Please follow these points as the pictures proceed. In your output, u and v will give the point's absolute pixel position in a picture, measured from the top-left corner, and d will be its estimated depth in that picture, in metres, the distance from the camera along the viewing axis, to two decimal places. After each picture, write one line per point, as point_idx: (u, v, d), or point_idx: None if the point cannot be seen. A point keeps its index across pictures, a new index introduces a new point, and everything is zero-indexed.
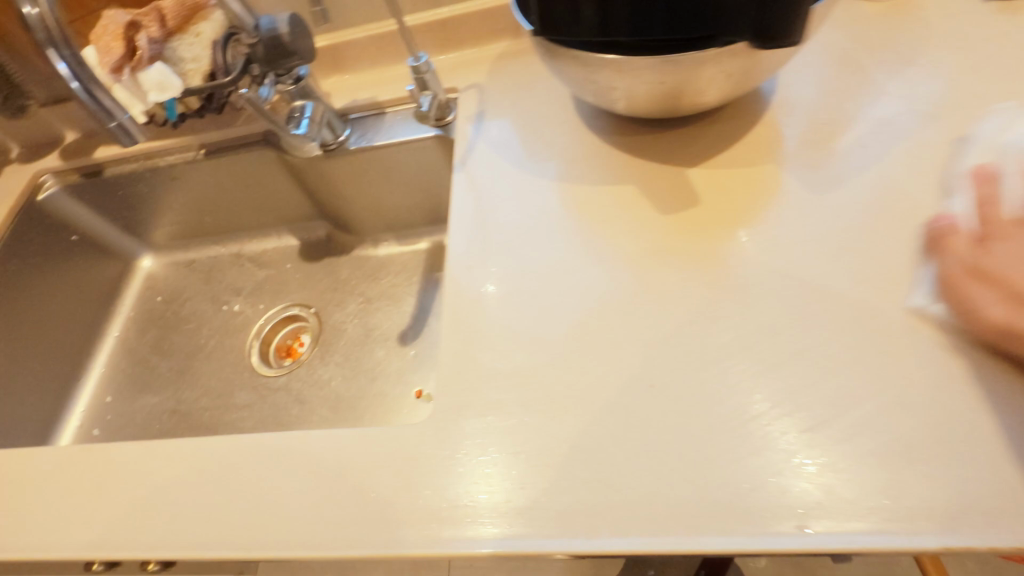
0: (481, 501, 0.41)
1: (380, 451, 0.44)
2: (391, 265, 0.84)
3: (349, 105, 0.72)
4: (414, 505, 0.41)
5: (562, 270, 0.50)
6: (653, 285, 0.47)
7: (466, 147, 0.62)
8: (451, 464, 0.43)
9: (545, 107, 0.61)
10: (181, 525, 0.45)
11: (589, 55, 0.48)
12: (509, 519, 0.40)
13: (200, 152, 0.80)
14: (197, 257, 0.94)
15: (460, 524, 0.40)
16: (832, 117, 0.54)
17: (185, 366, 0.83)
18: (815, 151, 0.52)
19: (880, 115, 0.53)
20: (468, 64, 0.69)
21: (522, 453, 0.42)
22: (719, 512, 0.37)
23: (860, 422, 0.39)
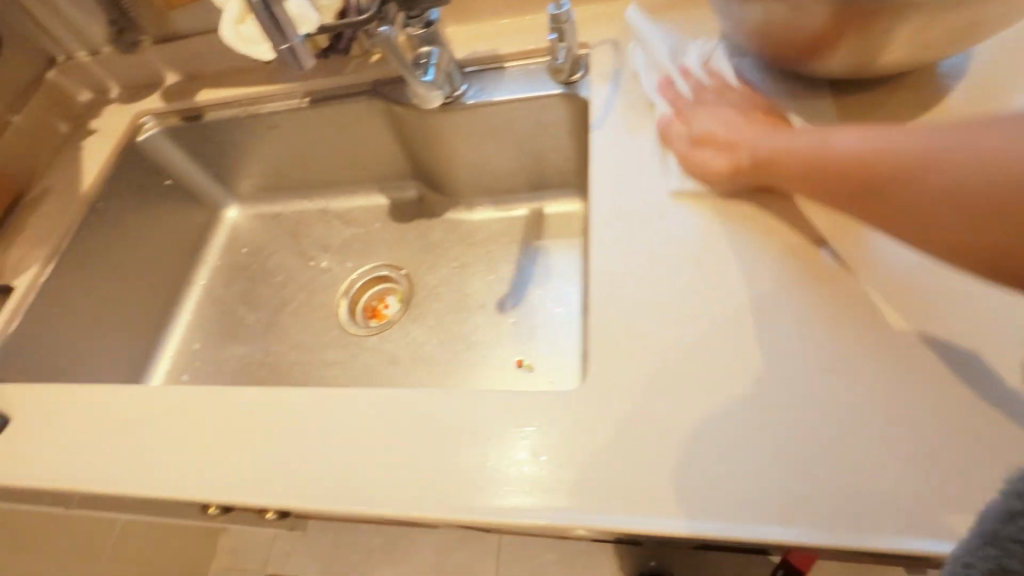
0: (518, 473, 0.42)
1: (430, 417, 0.47)
2: (486, 231, 0.81)
3: (468, 57, 0.68)
4: (453, 469, 0.44)
5: (661, 250, 0.50)
6: (716, 277, 0.47)
7: (604, 105, 0.59)
8: (494, 435, 0.44)
9: (694, 66, 0.57)
10: (272, 471, 0.47)
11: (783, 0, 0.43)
12: (543, 493, 0.41)
13: (305, 100, 0.77)
14: (282, 211, 0.92)
15: (498, 492, 0.42)
16: None
17: (273, 319, 0.82)
18: None
19: None
20: (599, 19, 0.65)
21: (565, 431, 0.43)
22: (753, 505, 0.38)
23: (896, 431, 0.39)
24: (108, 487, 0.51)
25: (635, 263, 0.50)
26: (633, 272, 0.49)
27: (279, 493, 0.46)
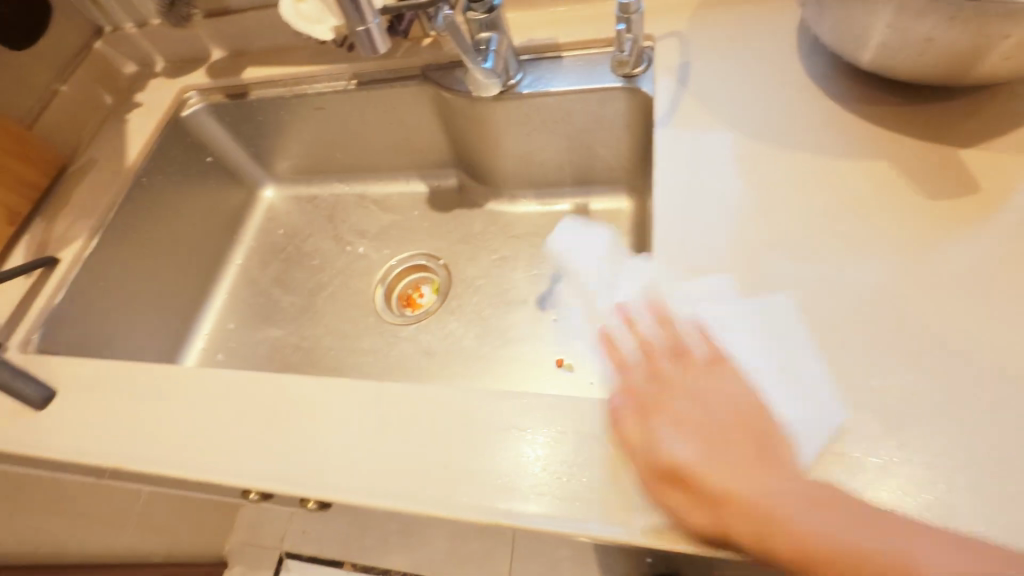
0: (531, 478, 0.42)
1: (450, 417, 0.46)
2: (528, 225, 0.79)
3: (525, 44, 0.66)
4: (470, 469, 0.43)
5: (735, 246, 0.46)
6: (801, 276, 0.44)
7: (668, 100, 0.56)
8: (511, 439, 0.44)
9: (768, 64, 0.55)
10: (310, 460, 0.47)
11: None
12: (557, 502, 0.41)
13: (352, 82, 0.76)
14: (320, 194, 0.91)
15: (513, 497, 0.42)
16: None
17: (309, 303, 0.81)
18: None
19: None
20: (665, 9, 0.63)
21: (582, 438, 0.43)
22: None
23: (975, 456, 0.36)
24: (149, 467, 0.50)
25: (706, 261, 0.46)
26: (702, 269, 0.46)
27: (320, 485, 0.45)
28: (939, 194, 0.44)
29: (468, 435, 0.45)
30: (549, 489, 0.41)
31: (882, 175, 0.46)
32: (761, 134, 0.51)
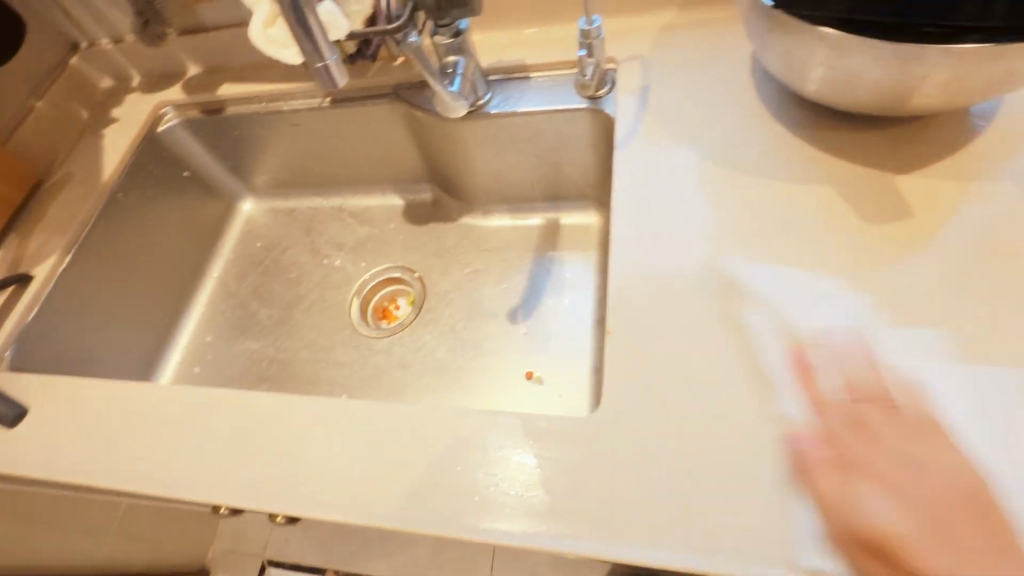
0: (514, 495, 0.43)
1: (434, 434, 0.47)
2: (501, 239, 0.80)
3: (493, 65, 0.68)
4: (453, 487, 0.44)
5: (694, 268, 0.48)
6: (754, 298, 0.46)
7: (629, 122, 0.58)
8: (498, 456, 0.45)
9: (720, 90, 0.57)
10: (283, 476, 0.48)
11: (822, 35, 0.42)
12: (539, 517, 0.41)
13: (326, 99, 0.77)
14: (297, 206, 0.92)
15: (495, 513, 0.42)
16: None
17: (285, 316, 0.82)
18: None
19: None
20: (627, 33, 0.65)
21: (567, 456, 0.43)
22: (753, 542, 0.38)
23: None
24: (120, 485, 0.51)
25: (655, 280, 0.49)
26: (650, 288, 0.49)
27: (290, 501, 0.47)
28: (875, 219, 0.47)
29: (453, 452, 0.46)
30: (521, 505, 0.42)
31: (825, 199, 0.49)
32: (714, 156, 0.54)
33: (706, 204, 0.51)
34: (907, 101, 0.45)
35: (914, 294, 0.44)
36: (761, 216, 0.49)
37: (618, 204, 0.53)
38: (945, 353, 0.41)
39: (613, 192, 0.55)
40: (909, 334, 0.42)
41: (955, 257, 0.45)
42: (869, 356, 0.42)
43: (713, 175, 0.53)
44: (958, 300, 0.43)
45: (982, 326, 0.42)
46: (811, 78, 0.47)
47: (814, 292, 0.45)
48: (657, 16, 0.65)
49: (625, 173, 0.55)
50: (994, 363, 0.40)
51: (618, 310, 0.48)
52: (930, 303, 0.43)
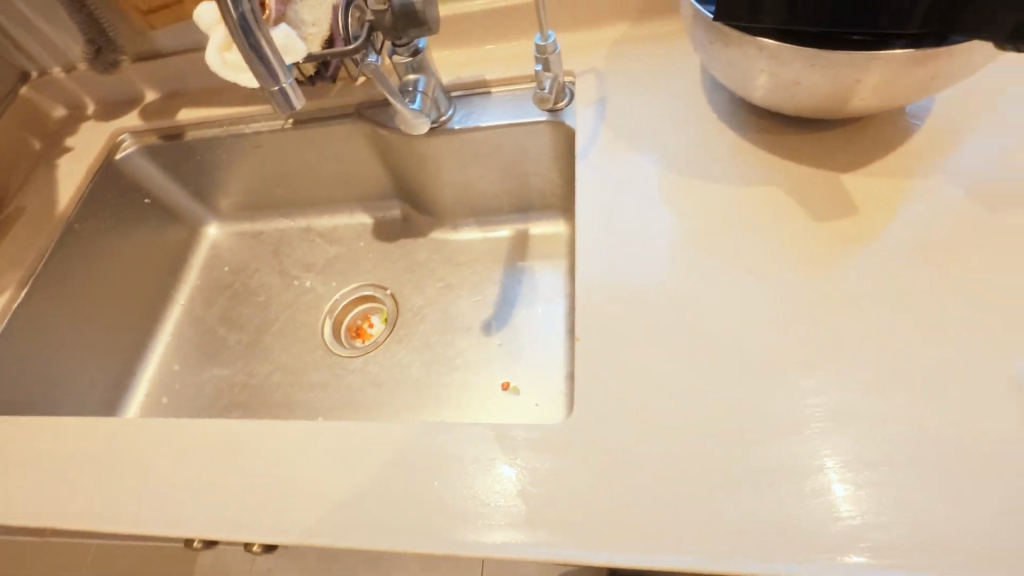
0: (499, 507, 0.43)
1: (415, 450, 0.47)
2: (472, 252, 0.81)
3: (453, 82, 0.69)
4: (436, 503, 0.44)
5: (663, 273, 0.50)
6: (720, 298, 0.48)
7: (589, 133, 0.59)
8: (481, 468, 0.45)
9: (673, 99, 0.59)
10: (258, 504, 0.47)
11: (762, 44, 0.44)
12: (526, 528, 0.42)
13: (288, 121, 0.77)
14: (264, 229, 0.91)
15: (480, 527, 0.42)
16: (1003, 145, 0.50)
17: (255, 340, 0.81)
18: (988, 181, 0.49)
19: None
20: (582, 47, 0.67)
21: (550, 464, 0.44)
22: (736, 538, 0.38)
23: (893, 458, 0.39)
24: (86, 525, 0.49)
25: (617, 286, 0.50)
26: (615, 293, 0.50)
27: (267, 529, 0.46)
28: (826, 216, 0.50)
29: (435, 468, 0.45)
30: (507, 516, 0.42)
31: (779, 200, 0.51)
32: (671, 162, 0.56)
33: (665, 209, 0.53)
34: (844, 104, 0.47)
35: (868, 287, 0.46)
36: (721, 220, 0.51)
37: (582, 212, 0.55)
38: (903, 342, 0.43)
39: (579, 202, 0.56)
40: (868, 327, 0.44)
41: (902, 251, 0.47)
42: (831, 349, 0.44)
43: (672, 181, 0.54)
44: (907, 289, 0.45)
45: (932, 314, 0.44)
46: (756, 85, 0.49)
47: (775, 289, 0.47)
48: (611, 29, 0.67)
49: (589, 184, 0.56)
50: (943, 347, 0.43)
51: (584, 316, 0.49)
52: (885, 295, 0.45)
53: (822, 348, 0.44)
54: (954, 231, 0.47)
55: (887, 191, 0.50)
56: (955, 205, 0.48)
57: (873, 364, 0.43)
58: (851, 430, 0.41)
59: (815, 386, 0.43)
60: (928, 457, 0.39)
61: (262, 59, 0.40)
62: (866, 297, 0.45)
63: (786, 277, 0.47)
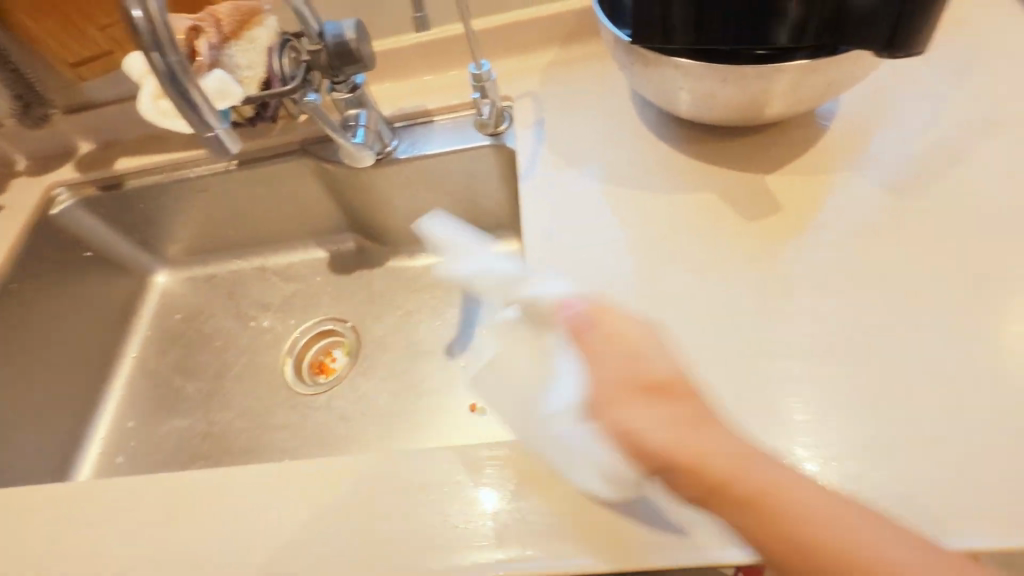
0: (477, 527, 0.43)
1: (383, 480, 0.47)
2: (429, 277, 0.82)
3: (396, 114, 0.71)
4: (412, 532, 0.44)
5: (613, 284, 0.52)
6: (669, 303, 0.50)
7: (529, 155, 0.62)
8: (453, 491, 0.45)
9: (606, 116, 0.62)
10: (224, 555, 0.46)
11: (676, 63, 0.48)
12: (505, 544, 0.42)
13: (232, 162, 0.77)
14: (215, 272, 0.89)
15: (461, 549, 0.43)
16: (902, 139, 0.55)
17: (214, 387, 0.79)
18: (893, 172, 0.53)
19: (943, 136, 0.54)
20: (517, 73, 0.69)
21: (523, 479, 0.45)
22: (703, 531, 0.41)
23: (838, 438, 0.42)
24: None
25: None
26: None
27: None
28: (754, 216, 0.53)
29: (406, 496, 0.45)
30: (487, 535, 0.43)
31: (712, 205, 0.54)
32: (609, 177, 0.58)
33: (607, 222, 0.55)
34: (758, 112, 0.51)
35: (797, 280, 0.49)
36: (661, 228, 0.54)
37: (528, 229, 0.57)
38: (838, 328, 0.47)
39: (526, 225, 0.57)
40: (803, 317, 0.47)
41: (826, 242, 0.51)
42: (772, 342, 0.47)
43: (612, 195, 0.57)
44: (833, 278, 0.49)
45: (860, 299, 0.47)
46: (679, 99, 0.52)
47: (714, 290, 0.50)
48: (544, 53, 0.70)
49: (535, 206, 0.58)
50: (871, 328, 0.46)
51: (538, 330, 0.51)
52: (815, 285, 0.49)
53: (763, 341, 0.47)
54: (869, 220, 0.51)
55: (806, 188, 0.54)
56: (869, 198, 0.52)
57: (811, 352, 0.46)
58: (796, 417, 0.43)
59: (761, 379, 0.45)
60: (871, 434, 0.42)
61: (193, 108, 0.40)
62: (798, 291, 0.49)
63: (726, 278, 0.51)
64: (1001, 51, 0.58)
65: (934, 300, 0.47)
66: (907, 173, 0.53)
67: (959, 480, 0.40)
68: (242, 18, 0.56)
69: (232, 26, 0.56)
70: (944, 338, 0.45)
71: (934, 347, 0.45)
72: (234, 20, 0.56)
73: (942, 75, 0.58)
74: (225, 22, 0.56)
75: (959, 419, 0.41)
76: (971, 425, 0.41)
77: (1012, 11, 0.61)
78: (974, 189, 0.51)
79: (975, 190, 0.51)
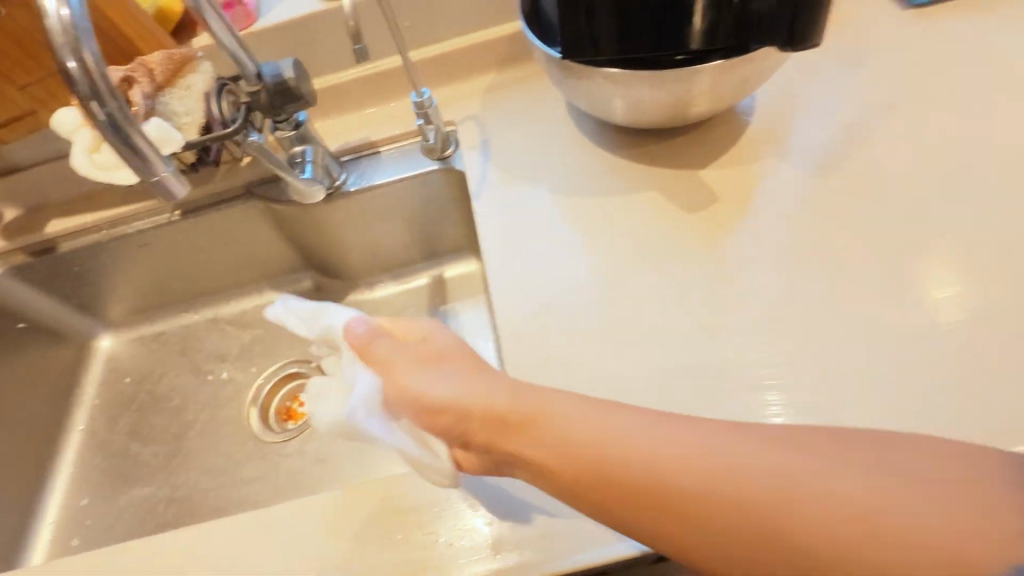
0: (469, 543, 0.43)
1: (368, 512, 0.45)
2: (393, 307, 0.81)
3: (341, 148, 0.71)
4: (404, 559, 0.43)
5: (575, 287, 0.54)
6: (629, 298, 0.53)
7: (478, 175, 0.63)
8: (443, 513, 0.45)
9: (547, 131, 0.65)
10: None
11: (603, 74, 0.51)
12: (500, 555, 0.42)
13: (176, 213, 0.75)
14: (165, 328, 0.85)
15: (457, 567, 0.42)
16: (814, 126, 0.60)
17: (175, 448, 0.75)
18: (811, 156, 0.58)
19: (848, 119, 0.60)
20: (458, 98, 0.72)
21: (515, 488, 0.45)
22: None
23: (799, 404, 0.45)
24: None
25: (538, 308, 0.54)
26: (527, 306, 0.54)
27: None
28: (696, 209, 0.57)
29: (395, 524, 0.45)
30: (481, 550, 0.43)
31: (656, 203, 0.58)
32: (558, 188, 0.61)
33: (562, 229, 0.58)
34: (684, 114, 0.55)
35: (740, 263, 0.53)
36: (612, 230, 0.57)
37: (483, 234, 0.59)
38: (784, 304, 0.50)
39: (483, 241, 0.59)
40: (751, 298, 0.51)
41: (762, 226, 0.55)
42: (726, 323, 0.50)
43: (563, 203, 0.60)
44: (773, 258, 0.53)
45: (798, 274, 0.51)
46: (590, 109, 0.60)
47: (668, 281, 0.53)
48: (481, 77, 0.73)
49: (489, 223, 0.60)
50: (813, 299, 0.50)
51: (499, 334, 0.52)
52: (759, 267, 0.52)
53: (719, 324, 0.50)
54: (796, 201, 0.56)
55: (740, 177, 0.58)
56: (795, 182, 0.57)
57: (762, 327, 0.49)
58: (759, 389, 0.46)
59: (724, 359, 0.48)
60: (827, 397, 0.45)
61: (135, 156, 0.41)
62: (746, 276, 0.52)
63: (680, 269, 0.53)
64: (888, 41, 0.65)
65: (862, 267, 0.51)
66: (823, 155, 0.58)
67: (911, 427, 0.43)
68: (175, 65, 0.56)
69: (165, 74, 0.55)
70: (878, 301, 0.49)
71: (868, 310, 0.49)
72: (166, 68, 0.56)
73: (841, 66, 0.65)
74: (158, 70, 0.55)
75: (900, 371, 0.45)
76: (912, 376, 0.45)
77: (892, 5, 0.68)
78: (881, 164, 0.57)
79: (883, 164, 0.57)
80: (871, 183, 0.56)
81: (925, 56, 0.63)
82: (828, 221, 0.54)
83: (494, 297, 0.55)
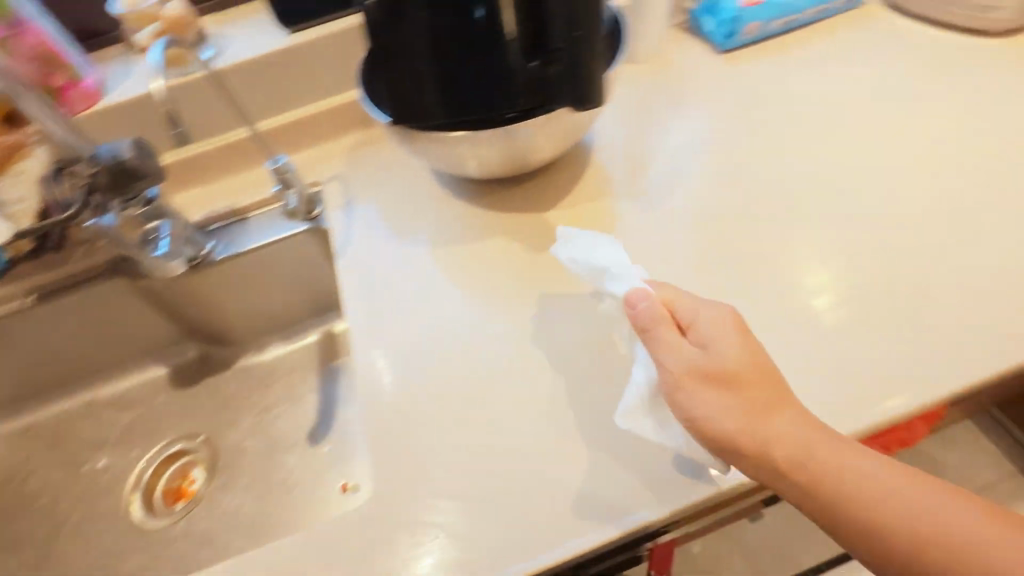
0: None
1: None
2: (282, 368, 0.80)
3: (207, 217, 0.71)
4: None
5: (438, 330, 0.56)
6: (489, 336, 0.55)
7: (342, 233, 0.65)
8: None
9: (409, 185, 0.68)
10: None
11: (435, 134, 0.55)
12: None
13: (29, 298, 0.71)
14: (34, 421, 0.79)
15: None
16: (646, 163, 0.67)
17: (45, 552, 0.69)
18: (644, 190, 0.64)
19: (675, 154, 0.67)
20: (323, 158, 0.73)
21: (390, 538, 0.45)
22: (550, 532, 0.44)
23: None
24: None
25: (401, 355, 0.55)
26: (391, 355, 0.55)
27: None
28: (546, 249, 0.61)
29: None
30: None
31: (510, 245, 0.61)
32: (419, 238, 0.64)
33: (423, 278, 0.60)
34: (523, 162, 0.60)
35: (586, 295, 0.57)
36: (471, 275, 0.60)
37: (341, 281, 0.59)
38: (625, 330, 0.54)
39: (348, 296, 0.60)
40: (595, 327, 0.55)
41: None
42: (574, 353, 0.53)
43: (424, 252, 0.62)
44: None
45: None
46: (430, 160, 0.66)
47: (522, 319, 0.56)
48: (345, 137, 0.75)
49: (354, 278, 0.61)
50: None
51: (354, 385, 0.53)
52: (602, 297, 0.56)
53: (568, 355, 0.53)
54: (633, 233, 0.61)
55: (583, 213, 0.64)
56: (631, 216, 0.62)
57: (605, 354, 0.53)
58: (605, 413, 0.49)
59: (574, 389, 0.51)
60: None
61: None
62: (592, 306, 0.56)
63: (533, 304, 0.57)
64: (705, 83, 0.74)
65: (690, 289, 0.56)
66: (654, 189, 0.64)
67: None
68: (6, 151, 0.57)
69: None
70: None
71: None
72: None
73: (668, 107, 0.72)
74: None
75: None
76: None
77: (706, 51, 0.77)
78: (702, 192, 0.63)
79: (705, 191, 0.63)
80: (694, 209, 0.62)
81: (736, 94, 0.72)
82: (660, 249, 0.59)
83: (360, 350, 0.56)
